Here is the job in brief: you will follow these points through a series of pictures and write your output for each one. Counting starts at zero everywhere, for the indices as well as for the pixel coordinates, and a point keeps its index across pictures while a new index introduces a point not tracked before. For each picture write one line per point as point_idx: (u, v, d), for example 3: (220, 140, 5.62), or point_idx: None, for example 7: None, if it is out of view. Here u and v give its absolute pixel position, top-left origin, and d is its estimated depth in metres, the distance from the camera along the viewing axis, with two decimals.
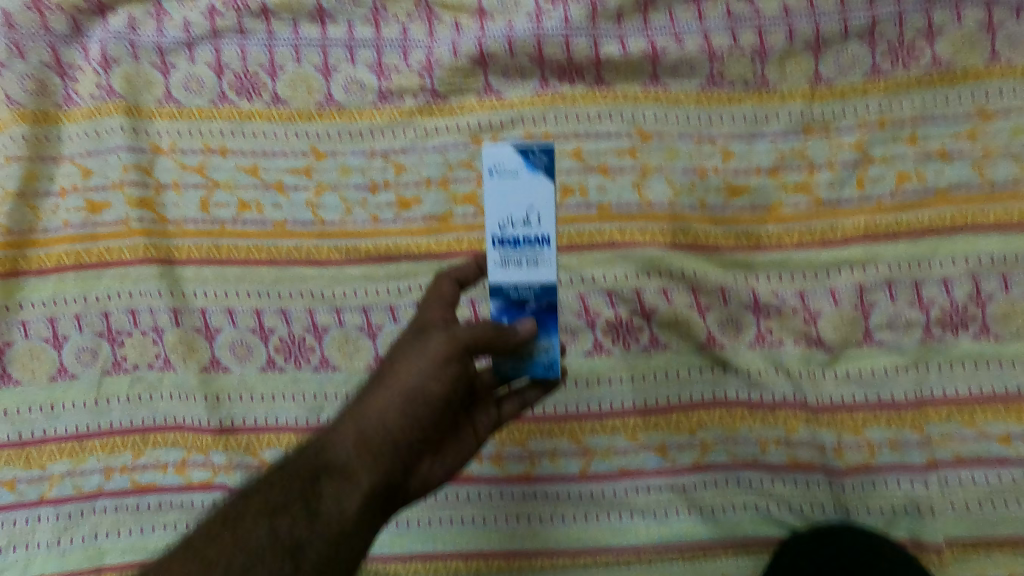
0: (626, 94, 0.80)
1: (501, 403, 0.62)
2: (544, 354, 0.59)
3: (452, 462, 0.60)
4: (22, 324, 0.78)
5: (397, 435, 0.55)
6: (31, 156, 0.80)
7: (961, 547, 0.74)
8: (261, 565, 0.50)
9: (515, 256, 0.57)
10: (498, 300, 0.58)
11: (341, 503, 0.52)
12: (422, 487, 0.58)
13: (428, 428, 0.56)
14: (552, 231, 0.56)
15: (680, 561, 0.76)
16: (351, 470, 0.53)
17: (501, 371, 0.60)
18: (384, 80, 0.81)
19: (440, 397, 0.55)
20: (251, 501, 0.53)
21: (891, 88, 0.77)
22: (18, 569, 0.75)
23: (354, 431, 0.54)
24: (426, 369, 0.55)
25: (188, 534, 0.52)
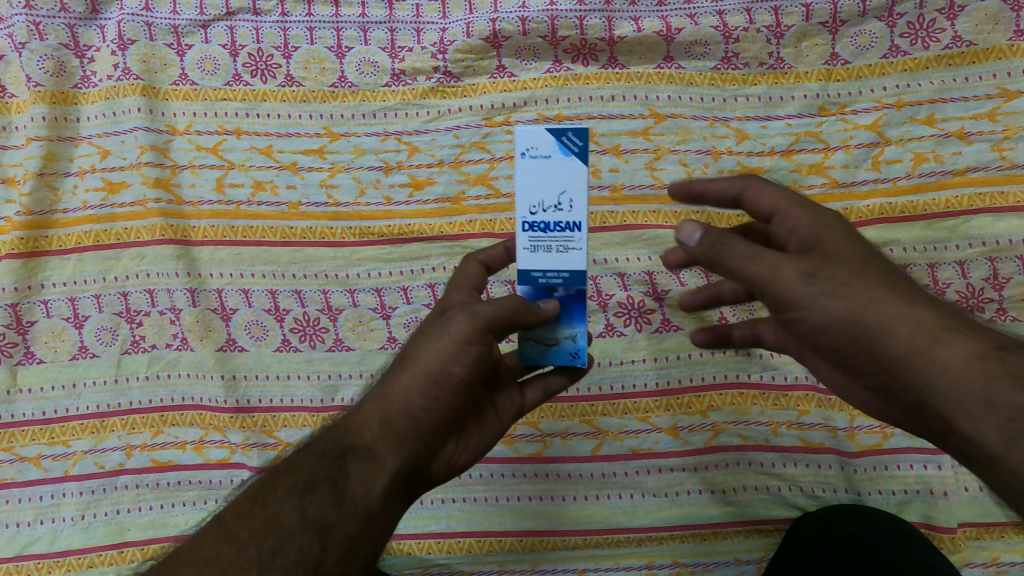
0: (639, 74, 0.80)
1: (523, 388, 0.63)
2: (570, 342, 0.58)
3: (474, 446, 0.60)
4: (43, 304, 0.80)
5: (422, 416, 0.54)
6: (52, 138, 0.81)
7: (974, 529, 0.74)
8: (290, 546, 0.48)
9: (545, 241, 0.55)
10: (527, 286, 0.57)
11: (368, 483, 0.50)
12: (445, 471, 0.57)
13: (452, 411, 0.55)
14: (584, 217, 0.55)
15: (691, 541, 0.77)
16: (377, 450, 0.52)
17: (528, 359, 0.59)
18: (397, 61, 0.81)
19: (465, 378, 0.54)
20: (277, 482, 0.51)
21: (910, 67, 0.76)
22: (44, 544, 0.77)
23: (379, 411, 0.53)
24: (450, 349, 0.54)
25: (212, 518, 0.51)
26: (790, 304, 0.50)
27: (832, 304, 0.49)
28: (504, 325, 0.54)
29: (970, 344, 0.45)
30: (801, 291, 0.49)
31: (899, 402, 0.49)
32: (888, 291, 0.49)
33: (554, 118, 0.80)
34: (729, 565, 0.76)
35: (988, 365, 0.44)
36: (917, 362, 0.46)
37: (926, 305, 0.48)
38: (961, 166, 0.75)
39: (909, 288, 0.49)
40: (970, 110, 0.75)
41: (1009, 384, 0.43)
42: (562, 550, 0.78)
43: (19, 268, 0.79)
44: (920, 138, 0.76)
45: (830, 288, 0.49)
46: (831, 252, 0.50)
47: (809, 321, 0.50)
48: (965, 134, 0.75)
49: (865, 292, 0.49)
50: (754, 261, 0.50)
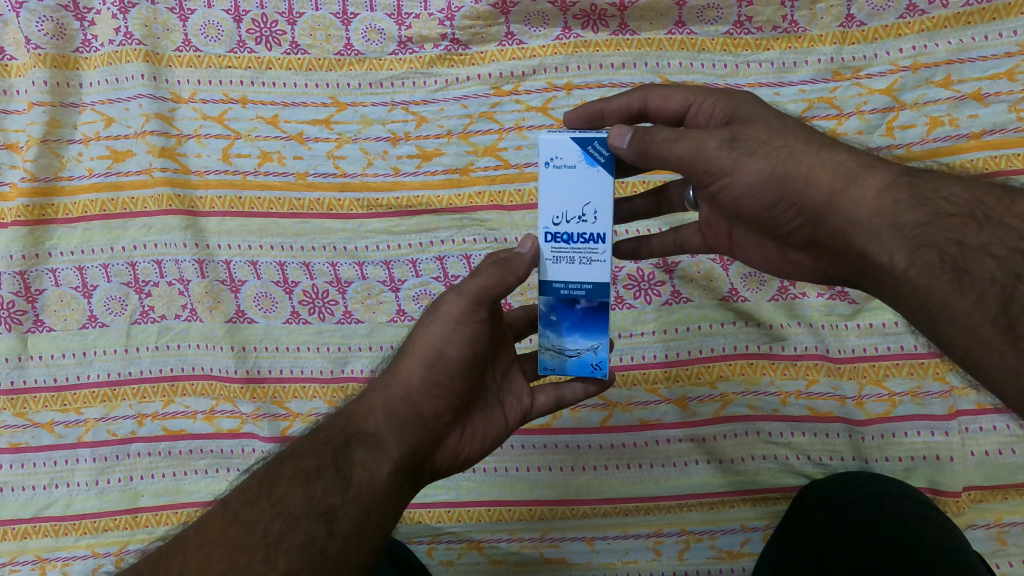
0: (650, 41, 0.78)
1: (534, 391, 0.62)
2: (591, 353, 0.58)
3: (482, 439, 0.59)
4: (51, 272, 0.80)
5: (423, 401, 0.54)
6: (54, 104, 0.80)
7: (979, 493, 0.75)
8: (296, 530, 0.47)
9: (567, 253, 0.55)
10: (548, 297, 0.56)
11: (371, 469, 0.50)
12: (450, 463, 0.57)
13: (453, 395, 0.55)
14: (608, 228, 0.54)
15: (698, 510, 0.77)
16: (380, 436, 0.52)
17: (546, 368, 0.59)
18: (404, 28, 0.80)
19: (463, 361, 0.55)
20: (283, 468, 0.51)
21: (926, 28, 0.75)
22: (59, 508, 0.78)
23: (382, 398, 0.54)
24: (445, 331, 0.55)
25: (224, 499, 0.51)
26: (716, 170, 0.52)
27: (753, 163, 0.51)
28: (495, 297, 0.55)
29: (881, 178, 0.49)
30: (720, 156, 0.52)
31: (838, 260, 0.52)
32: (805, 143, 0.52)
33: (563, 86, 0.79)
34: (737, 533, 0.77)
35: (898, 192, 0.48)
36: (836, 209, 0.50)
37: (842, 151, 0.51)
38: (977, 129, 0.74)
39: (828, 139, 0.53)
40: (987, 72, 0.74)
41: (912, 206, 0.47)
42: (570, 519, 0.78)
43: (26, 236, 0.79)
44: (935, 102, 0.75)
45: (749, 150, 0.52)
46: (746, 118, 0.54)
47: (736, 185, 0.52)
48: (982, 96, 0.74)
49: (783, 146, 0.51)
50: (679, 141, 0.52)
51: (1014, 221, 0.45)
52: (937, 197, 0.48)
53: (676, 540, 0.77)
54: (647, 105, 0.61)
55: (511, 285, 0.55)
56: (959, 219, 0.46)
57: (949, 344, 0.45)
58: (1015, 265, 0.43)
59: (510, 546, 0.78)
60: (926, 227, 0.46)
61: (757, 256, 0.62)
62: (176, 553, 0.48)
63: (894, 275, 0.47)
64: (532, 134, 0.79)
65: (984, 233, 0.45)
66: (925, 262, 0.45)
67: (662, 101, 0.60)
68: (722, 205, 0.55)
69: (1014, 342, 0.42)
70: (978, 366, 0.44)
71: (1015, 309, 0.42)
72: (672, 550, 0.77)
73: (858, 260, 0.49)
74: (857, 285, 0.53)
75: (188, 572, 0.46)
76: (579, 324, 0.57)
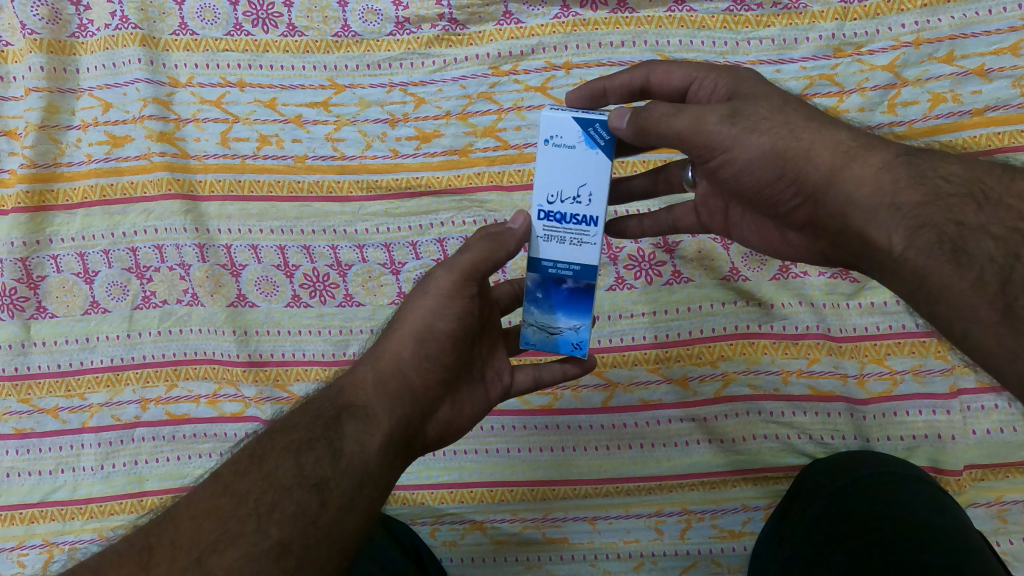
0: (649, 18, 0.77)
1: (514, 370, 0.64)
2: (572, 333, 0.58)
3: (470, 412, 0.61)
4: (53, 258, 0.80)
5: (414, 375, 0.55)
6: (52, 89, 0.80)
7: (980, 471, 0.75)
8: (289, 500, 0.48)
9: (558, 232, 0.55)
10: (535, 274, 0.56)
11: (364, 441, 0.51)
12: (441, 433, 0.59)
13: (442, 369, 0.56)
14: (602, 212, 0.54)
15: (699, 489, 0.78)
16: (372, 408, 0.53)
17: (529, 345, 0.59)
18: (401, 9, 0.79)
19: (452, 335, 0.56)
20: (274, 441, 0.51)
21: (929, 3, 0.74)
22: (65, 492, 0.79)
23: (372, 371, 0.55)
24: (436, 306, 0.55)
25: (214, 471, 0.51)
26: (715, 147, 0.52)
27: (754, 140, 0.51)
28: (485, 272, 0.56)
29: (881, 157, 0.49)
30: (721, 131, 0.51)
31: (836, 240, 0.52)
32: (806, 119, 0.51)
33: (562, 66, 0.78)
34: (738, 512, 0.77)
35: (897, 171, 0.48)
36: (836, 189, 0.49)
37: (843, 129, 0.51)
38: (980, 105, 0.73)
39: (829, 117, 0.52)
40: (990, 47, 0.73)
41: (912, 185, 0.47)
42: (572, 498, 0.79)
43: (26, 222, 0.79)
44: (938, 78, 0.74)
45: (751, 126, 0.51)
46: (746, 95, 0.53)
47: (737, 162, 0.52)
48: (985, 72, 0.73)
49: (783, 123, 0.51)
50: (678, 116, 0.52)
51: (1012, 200, 0.45)
52: (936, 176, 0.47)
53: (677, 520, 0.77)
54: (648, 83, 0.60)
55: (500, 259, 0.55)
56: (958, 199, 0.46)
57: (947, 324, 0.45)
58: (1014, 245, 0.43)
59: (512, 526, 0.78)
60: (925, 206, 0.46)
61: (754, 235, 0.62)
62: (165, 524, 0.47)
63: (893, 256, 0.47)
64: (531, 114, 0.79)
65: (983, 213, 0.45)
66: (923, 244, 0.45)
67: (665, 77, 0.59)
68: (721, 181, 0.55)
69: (1010, 323, 0.42)
70: (976, 347, 0.44)
71: (1014, 289, 0.42)
72: (674, 529, 0.77)
73: (856, 240, 0.49)
74: (853, 265, 0.53)
75: (181, 542, 0.46)
76: (564, 304, 0.57)
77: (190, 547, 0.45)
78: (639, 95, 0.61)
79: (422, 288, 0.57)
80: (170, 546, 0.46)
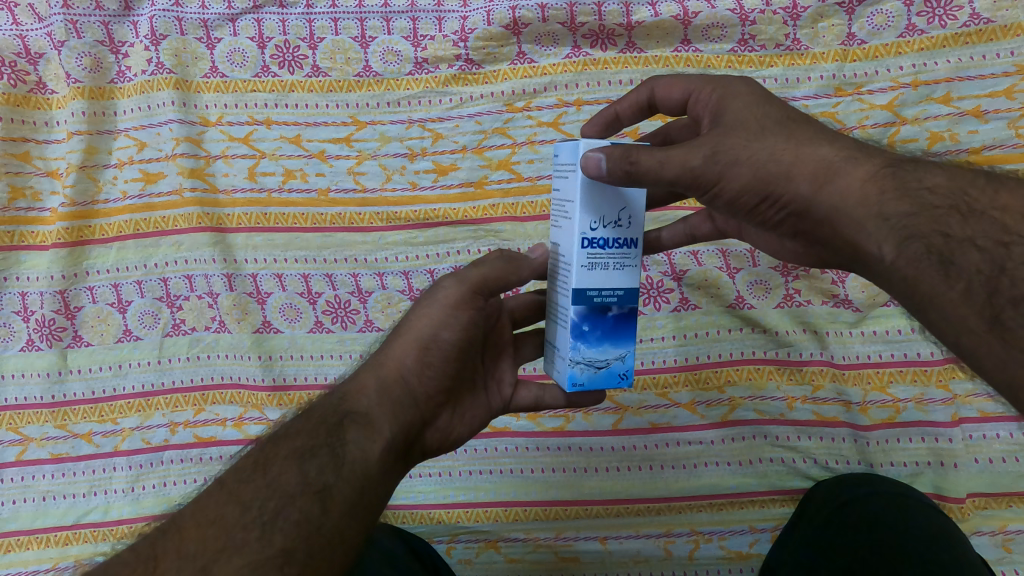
0: (656, 58, 0.81)
1: (516, 385, 0.67)
2: (619, 362, 0.59)
3: (470, 420, 0.64)
4: (88, 290, 0.84)
5: (416, 381, 0.59)
6: (91, 131, 0.84)
7: (982, 499, 0.77)
8: (293, 507, 0.48)
9: (603, 259, 0.56)
10: (581, 306, 0.56)
11: (366, 448, 0.52)
12: (441, 441, 0.62)
13: (443, 377, 0.60)
14: (638, 234, 0.57)
15: (708, 510, 0.80)
16: (374, 416, 0.55)
17: (575, 383, 0.58)
18: (420, 50, 0.83)
19: (455, 343, 0.60)
20: (277, 447, 0.52)
21: (925, 47, 0.77)
22: (98, 514, 0.82)
23: (375, 378, 0.58)
24: (441, 315, 0.60)
25: (217, 475, 0.51)
26: (703, 183, 0.52)
27: (739, 171, 0.51)
28: (492, 289, 0.63)
29: (867, 169, 0.49)
30: (706, 169, 0.52)
31: (830, 250, 0.53)
32: (785, 141, 0.51)
33: (573, 103, 0.82)
34: (745, 533, 0.80)
35: (883, 183, 0.48)
36: (822, 206, 0.50)
37: (825, 144, 0.51)
38: (977, 144, 0.76)
39: (812, 132, 0.52)
40: (986, 89, 0.76)
41: (898, 196, 0.47)
42: (583, 518, 0.81)
43: (65, 256, 0.84)
44: (936, 117, 0.77)
45: (732, 158, 0.52)
46: (729, 122, 0.54)
47: (725, 194, 0.53)
48: (981, 113, 0.76)
49: (764, 149, 0.51)
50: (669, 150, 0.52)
51: (998, 212, 0.45)
52: (922, 187, 0.47)
53: (686, 540, 0.80)
54: (651, 96, 0.64)
55: (511, 283, 0.62)
56: (945, 209, 0.46)
57: (942, 330, 0.46)
58: (1000, 256, 0.43)
59: (526, 544, 0.81)
60: (912, 217, 0.46)
61: (762, 240, 0.63)
62: (169, 536, 0.47)
63: (883, 265, 0.47)
64: (544, 148, 0.82)
65: (969, 225, 0.45)
66: (912, 254, 0.45)
67: (666, 91, 0.62)
68: (715, 209, 0.56)
69: (999, 333, 0.42)
70: (970, 355, 0.44)
71: (1002, 300, 0.42)
72: (683, 549, 0.80)
73: (846, 250, 0.50)
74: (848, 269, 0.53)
75: (187, 550, 0.45)
76: (609, 332, 0.58)
77: (194, 556, 0.45)
78: (650, 107, 0.65)
79: (427, 300, 0.62)
80: (175, 556, 0.45)
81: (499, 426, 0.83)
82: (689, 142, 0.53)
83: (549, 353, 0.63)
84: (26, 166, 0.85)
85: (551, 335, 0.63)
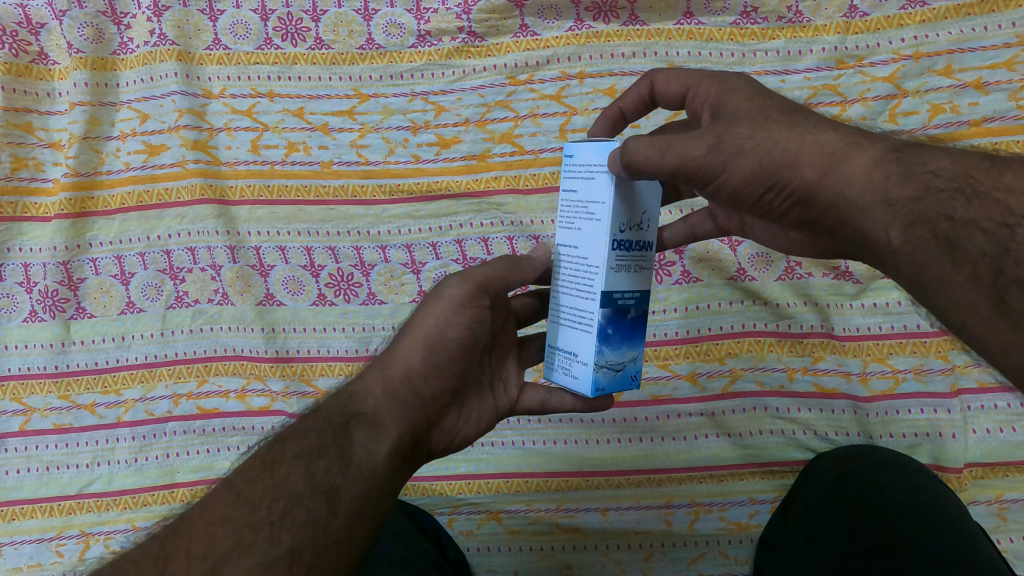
0: (659, 31, 0.81)
1: (522, 386, 0.65)
2: (632, 366, 0.59)
3: (477, 420, 0.62)
4: (92, 261, 0.84)
5: (422, 382, 0.56)
6: (94, 103, 0.84)
7: (980, 469, 0.77)
8: (300, 509, 0.48)
9: (626, 261, 0.55)
10: (609, 309, 0.55)
11: (370, 449, 0.51)
12: (448, 442, 0.60)
13: (451, 377, 0.57)
14: (653, 236, 0.58)
15: (708, 482, 0.81)
16: (379, 416, 0.53)
17: (599, 388, 0.56)
18: (423, 22, 0.83)
19: (462, 343, 0.57)
20: (284, 448, 0.51)
21: (927, 19, 0.77)
22: (100, 485, 0.83)
23: (381, 378, 0.55)
24: (447, 314, 0.57)
25: (226, 474, 0.51)
26: (706, 172, 0.52)
27: (742, 161, 0.50)
28: (497, 286, 0.60)
29: (870, 154, 0.48)
30: (709, 160, 0.51)
31: (835, 239, 0.52)
32: (787, 130, 0.50)
33: (576, 76, 0.82)
34: (745, 505, 0.80)
35: (887, 167, 0.47)
36: (826, 194, 0.49)
37: (829, 130, 0.50)
38: (978, 117, 0.76)
39: (813, 120, 0.51)
40: (987, 61, 0.76)
41: (903, 181, 0.46)
42: (584, 490, 0.82)
43: (69, 227, 0.84)
44: (937, 90, 0.77)
45: (735, 149, 0.51)
46: (730, 115, 0.53)
47: (729, 184, 0.52)
48: (981, 85, 0.77)
49: (767, 138, 0.50)
50: (670, 145, 0.51)
51: (1001, 193, 0.44)
52: (926, 171, 0.47)
53: (686, 512, 0.81)
54: (653, 89, 0.64)
55: (513, 283, 0.61)
56: (951, 193, 0.45)
57: (947, 315, 0.45)
58: (1005, 238, 0.43)
59: (527, 516, 0.82)
60: (917, 202, 0.46)
61: (765, 236, 0.63)
62: (181, 532, 0.47)
63: (892, 251, 0.46)
64: (546, 121, 0.83)
65: (973, 208, 0.44)
66: (919, 238, 0.45)
67: (666, 84, 0.62)
68: (719, 201, 0.55)
69: (1007, 317, 0.42)
70: (974, 339, 0.44)
71: (1007, 282, 0.42)
72: (683, 520, 0.80)
73: (853, 237, 0.49)
74: (853, 258, 0.53)
75: (197, 550, 0.46)
76: (627, 335, 0.57)
77: (206, 557, 0.45)
78: (651, 100, 0.65)
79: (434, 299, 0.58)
80: (185, 554, 0.45)
81: None
82: (689, 135, 0.52)
83: (556, 355, 0.60)
84: (30, 136, 0.85)
85: (553, 336, 0.60)
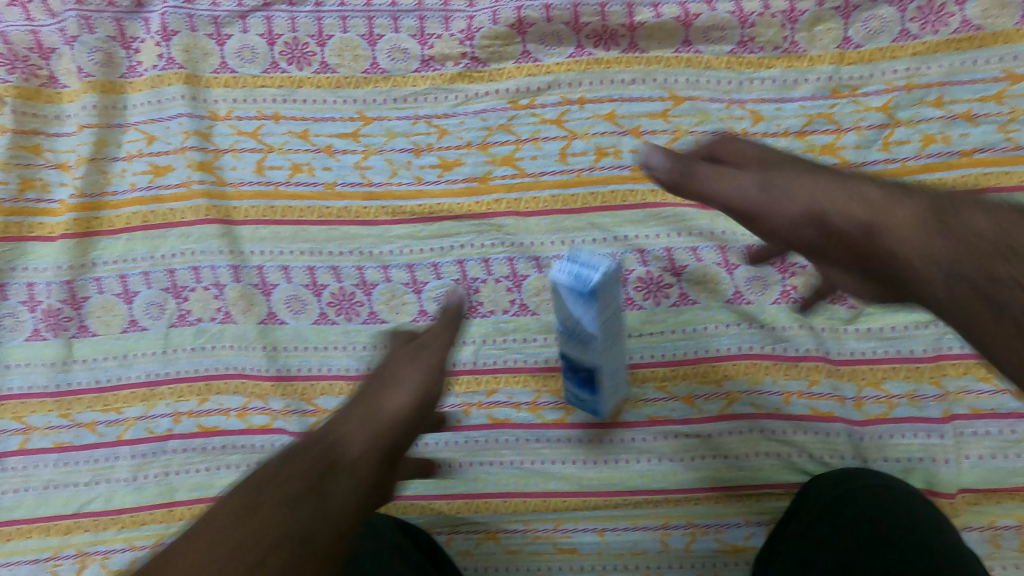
0: (658, 59, 0.83)
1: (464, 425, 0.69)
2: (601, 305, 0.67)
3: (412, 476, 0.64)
4: (96, 280, 0.85)
5: (392, 434, 0.58)
6: (103, 125, 0.86)
7: (975, 496, 0.77)
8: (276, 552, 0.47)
9: (582, 282, 0.66)
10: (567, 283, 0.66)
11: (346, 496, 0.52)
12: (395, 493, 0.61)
13: (408, 432, 0.60)
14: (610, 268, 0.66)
15: (705, 503, 0.81)
16: (356, 464, 0.54)
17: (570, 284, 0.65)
18: (427, 48, 0.85)
19: (421, 402, 0.61)
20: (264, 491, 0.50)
21: (918, 52, 0.79)
22: (100, 503, 0.82)
23: (360, 428, 0.57)
24: (417, 374, 0.63)
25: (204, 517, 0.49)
26: (756, 211, 0.56)
27: (786, 207, 0.54)
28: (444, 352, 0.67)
29: (915, 206, 0.49)
30: (758, 200, 0.55)
31: (886, 289, 0.52)
32: (834, 182, 0.53)
33: (576, 101, 0.84)
34: (741, 527, 0.80)
35: (928, 221, 0.48)
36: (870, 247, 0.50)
37: (873, 184, 0.52)
38: (969, 147, 0.77)
39: (862, 177, 0.54)
40: (978, 93, 0.78)
41: (945, 235, 0.47)
42: (582, 510, 0.82)
43: (74, 247, 0.85)
44: (928, 121, 0.78)
45: (784, 192, 0.54)
46: (782, 167, 0.57)
47: (777, 227, 0.55)
48: (972, 117, 0.78)
49: (813, 186, 0.53)
50: (721, 182, 0.57)
51: None
52: (970, 228, 0.47)
53: (683, 533, 0.81)
54: (714, 150, 0.62)
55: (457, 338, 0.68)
56: (995, 252, 0.45)
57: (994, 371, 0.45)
58: None
59: (525, 536, 0.82)
60: (958, 258, 0.46)
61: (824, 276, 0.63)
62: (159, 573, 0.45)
63: (940, 306, 0.47)
64: (547, 145, 0.84)
65: (1015, 268, 0.44)
66: (960, 293, 0.45)
67: (733, 150, 0.60)
68: (773, 244, 0.58)
69: None
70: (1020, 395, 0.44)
71: None
72: (680, 542, 0.80)
73: (899, 288, 0.50)
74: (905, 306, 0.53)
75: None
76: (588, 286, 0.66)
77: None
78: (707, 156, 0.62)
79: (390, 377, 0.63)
80: None
81: (501, 417, 0.84)
82: (741, 176, 0.57)
83: (562, 342, 0.75)
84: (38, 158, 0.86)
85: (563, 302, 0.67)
